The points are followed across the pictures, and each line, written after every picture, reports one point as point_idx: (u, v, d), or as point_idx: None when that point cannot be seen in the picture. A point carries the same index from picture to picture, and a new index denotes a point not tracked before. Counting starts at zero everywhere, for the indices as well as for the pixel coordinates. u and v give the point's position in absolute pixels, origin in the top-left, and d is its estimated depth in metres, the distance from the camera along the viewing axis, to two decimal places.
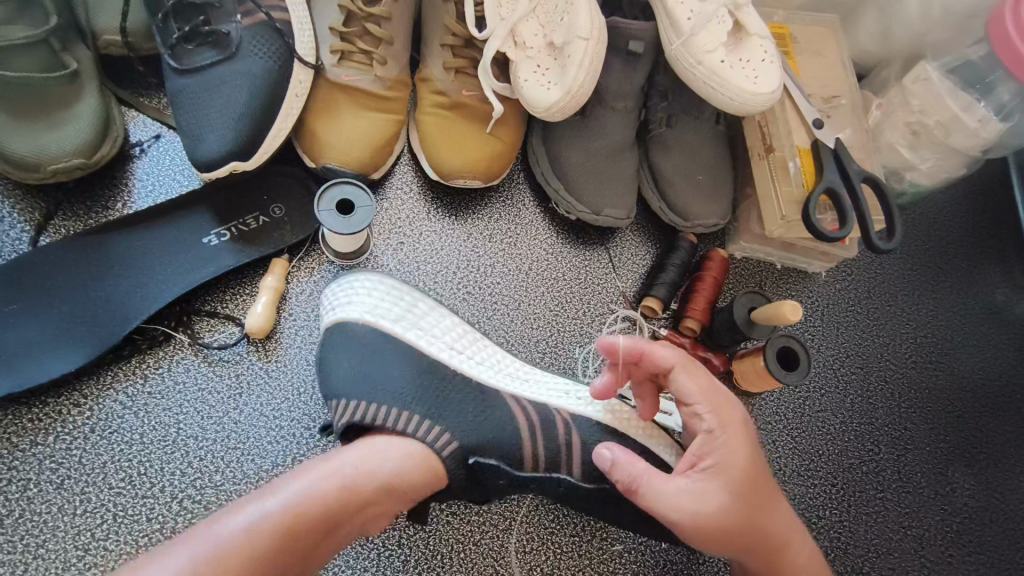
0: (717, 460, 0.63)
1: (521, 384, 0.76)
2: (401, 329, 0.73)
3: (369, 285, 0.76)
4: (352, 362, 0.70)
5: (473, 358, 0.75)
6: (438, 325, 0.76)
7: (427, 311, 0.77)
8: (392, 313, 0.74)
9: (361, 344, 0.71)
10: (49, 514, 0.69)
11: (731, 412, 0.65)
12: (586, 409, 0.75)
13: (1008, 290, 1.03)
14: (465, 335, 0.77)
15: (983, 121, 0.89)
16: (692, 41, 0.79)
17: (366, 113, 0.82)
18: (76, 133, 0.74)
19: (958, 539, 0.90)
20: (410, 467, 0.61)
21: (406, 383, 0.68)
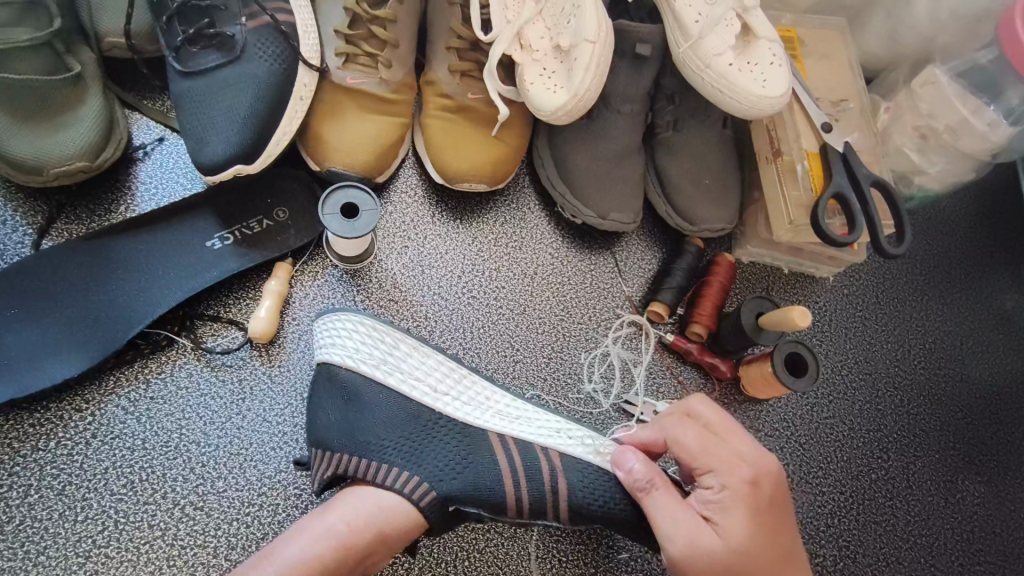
0: (716, 517, 0.59)
1: (513, 423, 0.72)
2: (381, 374, 0.71)
3: (351, 327, 0.73)
4: (331, 412, 0.68)
5: (459, 393, 0.73)
6: (426, 363, 0.74)
7: (411, 352, 0.74)
8: (373, 357, 0.72)
9: (342, 389, 0.70)
10: (50, 521, 0.68)
11: (742, 471, 0.60)
12: (581, 452, 0.70)
13: (1017, 296, 1.02)
14: (454, 372, 0.74)
15: (992, 125, 0.88)
16: (700, 44, 0.79)
17: (371, 116, 0.81)
18: (79, 136, 0.74)
19: (968, 548, 0.89)
20: (397, 516, 0.61)
21: (384, 431, 0.66)
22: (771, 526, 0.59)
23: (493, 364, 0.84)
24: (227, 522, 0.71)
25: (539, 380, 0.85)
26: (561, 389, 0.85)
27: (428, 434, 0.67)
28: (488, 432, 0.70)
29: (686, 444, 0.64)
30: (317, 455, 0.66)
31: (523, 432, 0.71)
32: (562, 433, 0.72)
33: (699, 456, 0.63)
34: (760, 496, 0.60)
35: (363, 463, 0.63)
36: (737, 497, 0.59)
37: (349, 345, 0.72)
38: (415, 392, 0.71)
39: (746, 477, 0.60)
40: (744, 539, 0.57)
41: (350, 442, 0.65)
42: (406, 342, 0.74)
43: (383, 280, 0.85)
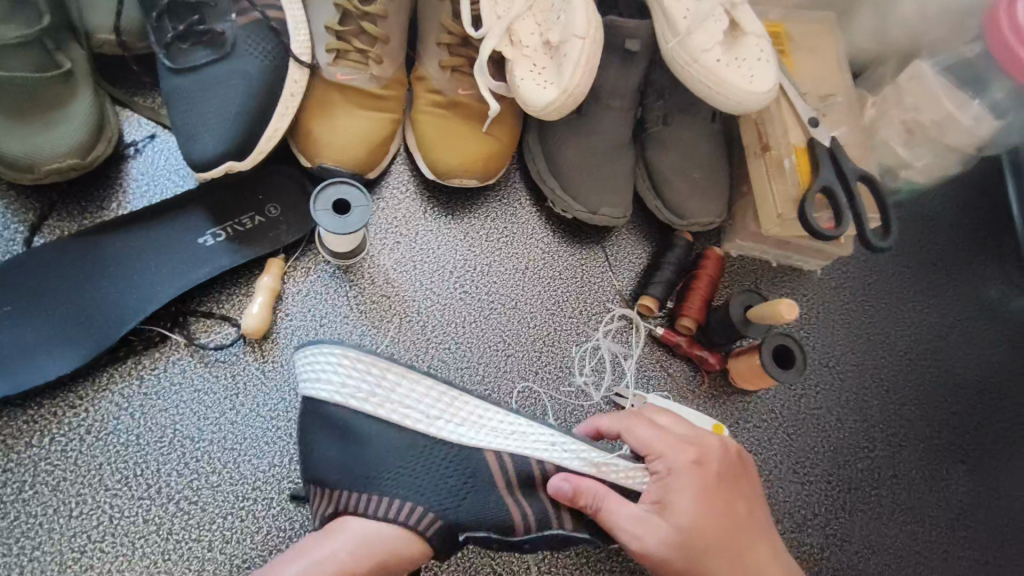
0: (670, 500, 0.64)
1: (506, 438, 0.69)
2: (373, 408, 0.67)
3: (329, 367, 0.68)
4: (329, 444, 0.67)
5: (452, 418, 0.69)
6: (417, 390, 0.68)
7: (400, 381, 0.68)
8: (360, 392, 0.67)
9: (336, 425, 0.67)
10: (45, 516, 0.69)
11: (687, 450, 0.66)
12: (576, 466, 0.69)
13: (1002, 286, 1.04)
14: (444, 395, 0.69)
15: (977, 118, 0.89)
16: (689, 39, 0.79)
17: (361, 113, 0.82)
18: (70, 133, 0.74)
19: (952, 536, 0.91)
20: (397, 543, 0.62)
21: (383, 464, 0.65)
22: (723, 499, 0.64)
23: (485, 358, 0.85)
24: (222, 516, 0.72)
25: (531, 373, 0.86)
26: (552, 382, 0.86)
27: (426, 458, 0.66)
28: (483, 451, 0.68)
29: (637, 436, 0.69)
30: (315, 489, 0.67)
31: (518, 448, 0.69)
32: (558, 447, 0.70)
33: (649, 447, 0.68)
34: (703, 477, 0.65)
35: (360, 496, 0.63)
36: (684, 477, 0.65)
37: (336, 381, 0.68)
38: (409, 420, 0.67)
39: (687, 459, 0.66)
40: (697, 515, 0.63)
41: (352, 478, 0.64)
42: (394, 371, 0.68)
43: (375, 275, 0.85)
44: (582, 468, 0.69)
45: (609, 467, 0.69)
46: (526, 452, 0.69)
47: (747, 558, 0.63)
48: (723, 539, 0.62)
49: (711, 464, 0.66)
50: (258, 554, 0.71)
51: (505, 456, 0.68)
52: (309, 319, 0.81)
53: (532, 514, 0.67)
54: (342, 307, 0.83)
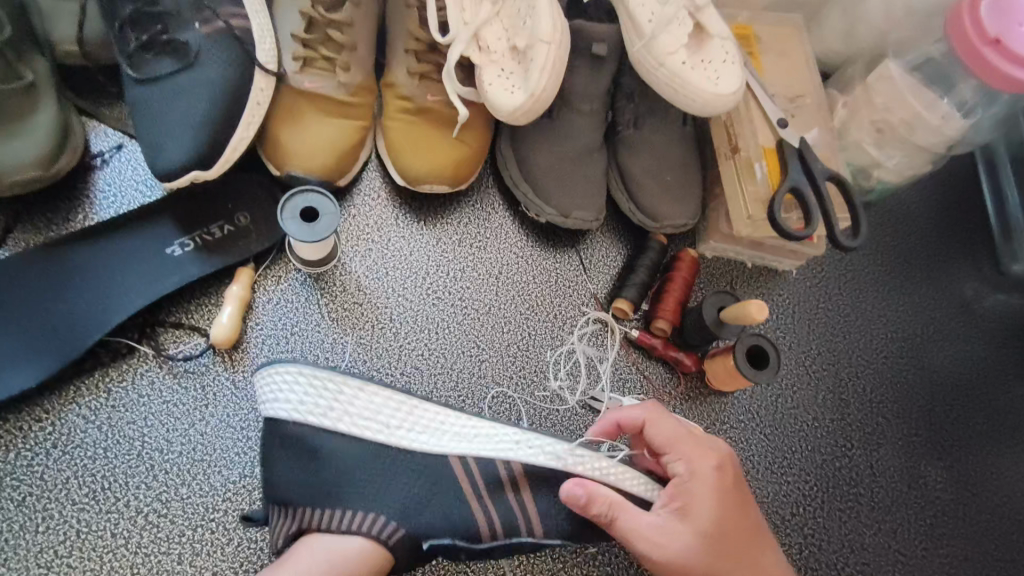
0: (690, 505, 0.63)
1: (470, 443, 0.70)
2: (333, 423, 0.68)
3: (285, 385, 0.68)
4: (292, 466, 0.67)
5: (414, 424, 0.70)
6: (373, 402, 0.69)
7: (356, 395, 0.69)
8: (320, 407, 0.68)
9: (298, 444, 0.67)
10: (10, 532, 0.68)
11: (707, 456, 0.65)
12: (543, 461, 0.69)
13: (976, 284, 1.04)
14: (404, 404, 0.70)
15: (946, 117, 0.90)
16: (655, 42, 0.79)
17: (330, 120, 0.82)
18: (32, 146, 0.73)
19: (930, 533, 0.91)
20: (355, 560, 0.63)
21: (351, 473, 0.66)
22: (738, 505, 0.65)
23: (459, 364, 0.85)
24: (191, 528, 0.71)
25: (505, 378, 0.86)
26: (527, 387, 0.86)
27: (390, 469, 0.67)
28: (449, 457, 0.69)
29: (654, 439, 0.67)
30: (277, 509, 0.67)
31: (482, 451, 0.70)
32: (522, 444, 0.70)
33: (668, 451, 0.66)
34: (722, 483, 0.65)
35: (324, 512, 0.65)
36: (705, 483, 0.64)
37: (294, 399, 0.68)
38: (371, 431, 0.68)
39: (708, 465, 0.65)
40: (716, 521, 0.63)
41: (320, 493, 0.65)
42: (351, 384, 0.69)
43: (348, 283, 0.85)
44: (548, 462, 0.69)
45: (576, 454, 0.69)
46: (492, 455, 0.70)
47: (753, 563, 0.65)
48: (735, 545, 0.63)
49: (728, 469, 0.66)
50: (229, 566, 0.70)
51: (472, 461, 0.69)
52: (280, 327, 0.81)
53: (498, 519, 0.68)
54: (314, 315, 0.83)
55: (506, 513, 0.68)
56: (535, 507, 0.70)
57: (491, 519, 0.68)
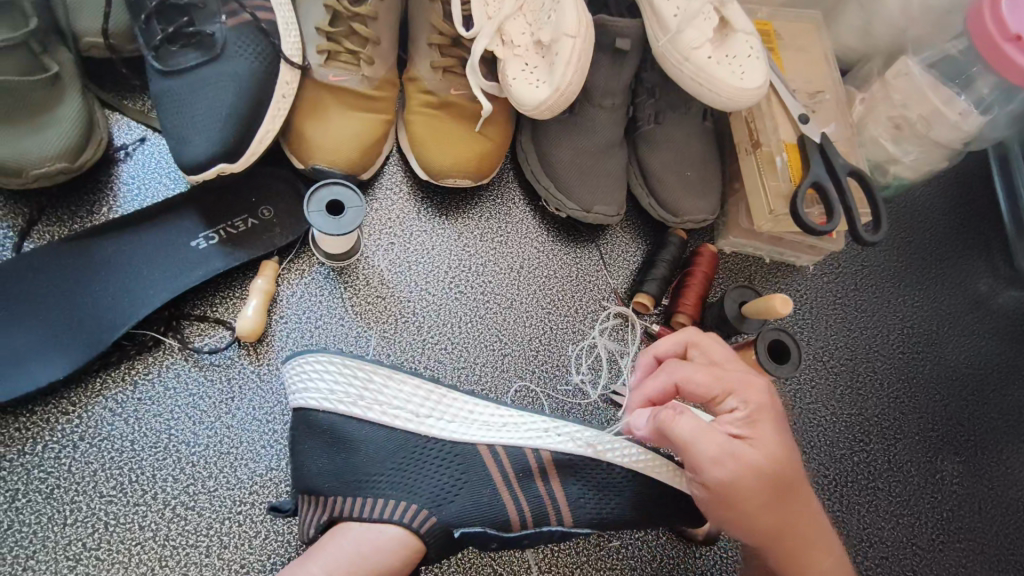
0: (750, 430, 0.60)
1: (498, 432, 0.71)
2: (362, 412, 0.69)
3: (319, 371, 0.70)
4: (319, 455, 0.67)
5: (442, 413, 0.71)
6: (403, 390, 0.71)
7: (386, 382, 0.71)
8: (349, 395, 0.70)
9: (327, 432, 0.68)
10: (39, 525, 0.68)
11: (758, 386, 0.63)
12: (571, 448, 0.70)
13: (990, 280, 1.05)
14: (432, 393, 0.72)
15: (964, 114, 0.90)
16: (679, 37, 0.80)
17: (354, 114, 0.82)
18: (58, 137, 0.73)
19: (948, 527, 0.91)
20: (388, 551, 0.60)
21: (377, 463, 0.66)
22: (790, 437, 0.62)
23: (481, 358, 0.85)
24: (219, 521, 0.71)
25: (528, 373, 0.86)
26: (549, 381, 0.86)
27: (421, 460, 0.67)
28: (477, 446, 0.69)
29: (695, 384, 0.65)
30: (307, 499, 0.66)
31: (511, 439, 0.70)
32: (551, 432, 0.71)
33: (713, 387, 0.64)
34: (777, 409, 0.63)
35: (355, 501, 0.63)
36: (761, 409, 0.61)
37: (324, 387, 0.70)
38: (398, 420, 0.69)
39: (760, 393, 0.62)
40: (782, 446, 0.60)
41: (346, 484, 0.65)
42: (380, 374, 0.71)
43: (370, 277, 0.85)
44: (578, 450, 0.70)
45: (603, 444, 0.70)
46: (521, 443, 0.70)
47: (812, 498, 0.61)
48: (797, 475, 0.60)
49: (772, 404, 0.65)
50: (256, 560, 0.70)
51: (499, 449, 0.69)
52: (304, 321, 0.81)
53: (527, 507, 0.67)
54: (337, 309, 0.82)
55: (537, 502, 0.68)
56: (565, 496, 0.69)
57: (522, 510, 0.67)
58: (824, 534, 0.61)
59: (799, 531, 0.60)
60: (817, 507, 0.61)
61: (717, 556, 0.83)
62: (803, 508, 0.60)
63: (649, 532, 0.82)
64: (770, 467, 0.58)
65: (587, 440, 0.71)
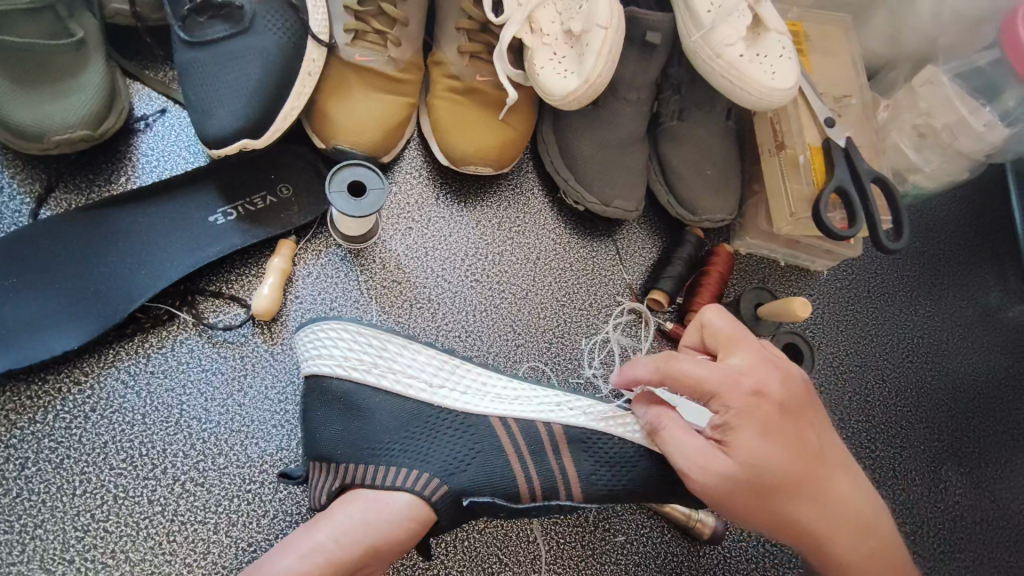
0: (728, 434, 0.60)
1: (511, 404, 0.71)
2: (375, 380, 0.69)
3: (334, 334, 0.70)
4: (333, 422, 0.66)
5: (458, 385, 0.71)
6: (417, 360, 0.71)
7: (401, 351, 0.71)
8: (363, 362, 0.69)
9: (340, 398, 0.68)
10: (47, 494, 0.67)
11: (745, 383, 0.60)
12: (584, 421, 0.71)
13: (1001, 293, 1.05)
14: (447, 362, 0.72)
15: (988, 125, 0.89)
16: (712, 34, 0.79)
17: (377, 95, 0.81)
18: (82, 103, 0.72)
19: (949, 537, 0.92)
20: (399, 519, 0.59)
21: (387, 435, 0.65)
22: (791, 428, 0.60)
23: (495, 347, 0.85)
24: (228, 498, 0.71)
25: (540, 363, 0.85)
26: (561, 373, 0.86)
27: (434, 429, 0.66)
28: (488, 417, 0.69)
29: (692, 368, 0.62)
30: (318, 468, 0.65)
31: (522, 412, 0.71)
32: (563, 406, 0.72)
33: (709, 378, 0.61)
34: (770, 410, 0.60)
35: (368, 469, 0.62)
36: (748, 415, 0.60)
37: (338, 354, 0.69)
38: (411, 390, 0.69)
39: (745, 392, 0.60)
40: (756, 450, 0.59)
41: (354, 454, 0.64)
42: (394, 342, 0.72)
43: (387, 260, 0.84)
44: (589, 422, 0.71)
45: (615, 418, 0.71)
46: (532, 416, 0.71)
47: (816, 491, 0.60)
48: (790, 480, 0.59)
49: (796, 383, 0.62)
50: (264, 538, 0.70)
51: (511, 421, 0.70)
52: (319, 302, 0.80)
53: (538, 483, 0.66)
54: (352, 291, 0.82)
55: (547, 477, 0.67)
56: (575, 473, 0.68)
57: (532, 484, 0.66)
58: (861, 522, 0.60)
59: (808, 525, 0.59)
60: (832, 500, 0.59)
61: (721, 556, 0.83)
62: (804, 509, 0.59)
63: (653, 527, 0.82)
64: (735, 481, 0.59)
65: (600, 414, 0.72)
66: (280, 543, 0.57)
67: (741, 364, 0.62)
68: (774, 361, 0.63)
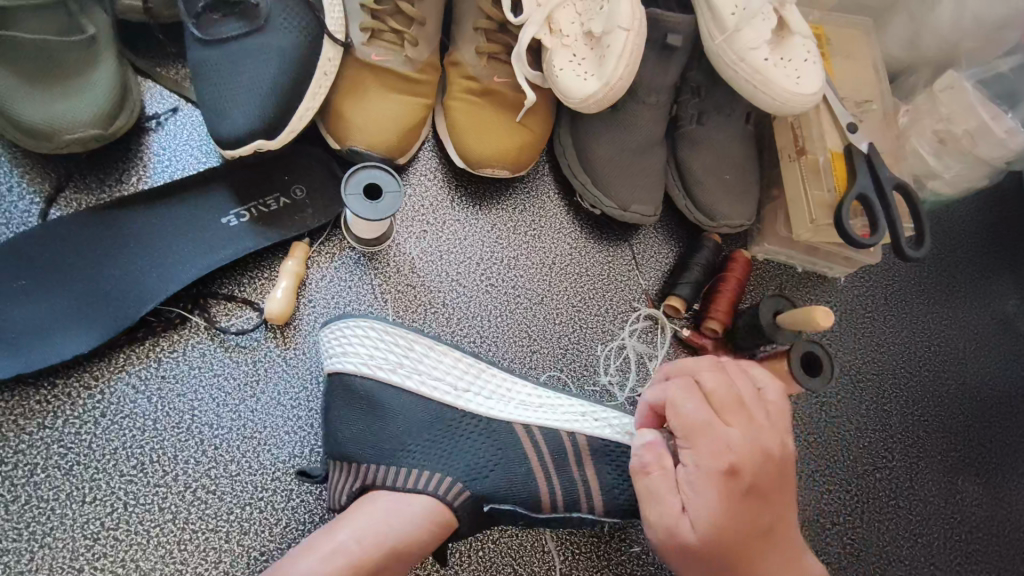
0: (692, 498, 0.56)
1: (535, 411, 0.70)
2: (400, 380, 0.68)
3: (361, 331, 0.70)
4: (349, 430, 0.65)
5: (480, 387, 0.71)
6: (442, 364, 0.71)
7: (425, 355, 0.71)
8: (388, 363, 0.69)
9: (361, 397, 0.67)
10: (57, 502, 0.66)
11: (724, 458, 0.56)
12: (610, 434, 0.70)
13: (1018, 301, 1.03)
14: (471, 368, 0.72)
15: (1011, 132, 0.88)
16: (736, 37, 0.78)
17: (395, 96, 0.79)
18: (92, 101, 0.71)
19: (966, 548, 0.90)
20: (418, 522, 0.57)
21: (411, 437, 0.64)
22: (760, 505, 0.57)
23: (510, 353, 0.83)
24: (240, 506, 0.69)
25: (557, 369, 0.84)
26: (577, 380, 0.84)
27: (456, 435, 0.65)
28: (512, 424, 0.68)
29: (684, 415, 0.59)
30: (339, 467, 0.64)
31: (546, 421, 0.70)
32: (588, 416, 0.71)
33: (691, 431, 0.58)
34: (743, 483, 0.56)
35: (389, 470, 0.61)
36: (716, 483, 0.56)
37: (364, 351, 0.69)
38: (436, 392, 0.68)
39: (721, 463, 0.56)
40: (716, 522, 0.54)
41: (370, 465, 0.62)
42: (420, 345, 0.71)
43: (401, 264, 0.83)
44: (614, 435, 0.70)
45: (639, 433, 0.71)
46: (556, 424, 0.70)
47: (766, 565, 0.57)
48: (734, 555, 0.55)
49: (776, 463, 0.58)
50: (276, 548, 0.69)
51: (535, 429, 0.68)
52: (332, 305, 0.79)
53: (560, 492, 0.65)
54: (366, 295, 0.80)
55: (569, 488, 0.66)
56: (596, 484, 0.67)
57: (554, 494, 0.65)
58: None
59: None
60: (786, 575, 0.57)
61: None
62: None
63: None
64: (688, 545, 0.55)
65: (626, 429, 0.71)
66: (296, 548, 0.55)
67: (731, 434, 0.57)
68: (761, 441, 0.58)
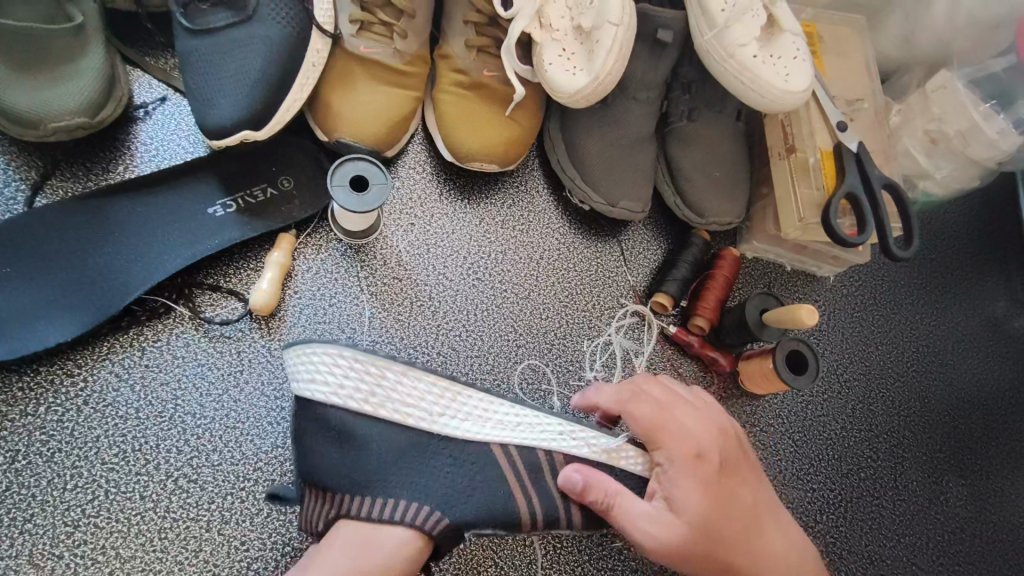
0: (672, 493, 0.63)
1: (513, 431, 0.68)
2: (371, 408, 0.64)
3: (328, 358, 0.65)
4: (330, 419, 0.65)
5: (458, 410, 0.67)
6: (417, 388, 0.66)
7: (399, 379, 0.65)
8: (359, 392, 0.65)
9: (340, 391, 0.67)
10: (38, 488, 0.66)
11: (689, 447, 0.64)
12: (586, 454, 0.68)
13: (1007, 303, 1.03)
14: (449, 390, 0.67)
15: (1001, 133, 0.88)
16: (726, 34, 0.77)
17: (383, 88, 0.79)
18: (77, 91, 0.70)
19: (949, 549, 0.91)
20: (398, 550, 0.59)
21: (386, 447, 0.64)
22: (730, 488, 0.65)
23: (495, 347, 0.83)
24: (221, 495, 0.69)
25: (542, 364, 0.84)
26: (562, 375, 0.85)
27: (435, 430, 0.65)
28: (489, 446, 0.67)
29: (647, 414, 0.67)
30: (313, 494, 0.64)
31: (524, 439, 0.68)
32: (566, 435, 0.69)
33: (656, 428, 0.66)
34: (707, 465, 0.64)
35: (361, 500, 0.61)
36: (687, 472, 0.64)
37: (331, 381, 0.65)
38: (411, 418, 0.65)
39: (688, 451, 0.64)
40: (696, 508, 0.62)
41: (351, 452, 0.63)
42: (393, 370, 0.65)
43: (388, 257, 0.83)
44: (589, 454, 0.69)
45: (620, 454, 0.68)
46: (533, 443, 0.68)
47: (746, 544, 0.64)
48: (717, 538, 0.62)
49: (730, 446, 0.67)
50: (257, 537, 0.69)
51: (512, 447, 0.67)
52: (318, 297, 0.79)
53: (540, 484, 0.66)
54: (352, 288, 0.81)
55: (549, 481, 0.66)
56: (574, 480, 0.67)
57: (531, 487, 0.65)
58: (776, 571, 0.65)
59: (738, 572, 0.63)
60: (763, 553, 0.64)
61: None
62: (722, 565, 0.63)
63: None
64: (678, 538, 0.61)
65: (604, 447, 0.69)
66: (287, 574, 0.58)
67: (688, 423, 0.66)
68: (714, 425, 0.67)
